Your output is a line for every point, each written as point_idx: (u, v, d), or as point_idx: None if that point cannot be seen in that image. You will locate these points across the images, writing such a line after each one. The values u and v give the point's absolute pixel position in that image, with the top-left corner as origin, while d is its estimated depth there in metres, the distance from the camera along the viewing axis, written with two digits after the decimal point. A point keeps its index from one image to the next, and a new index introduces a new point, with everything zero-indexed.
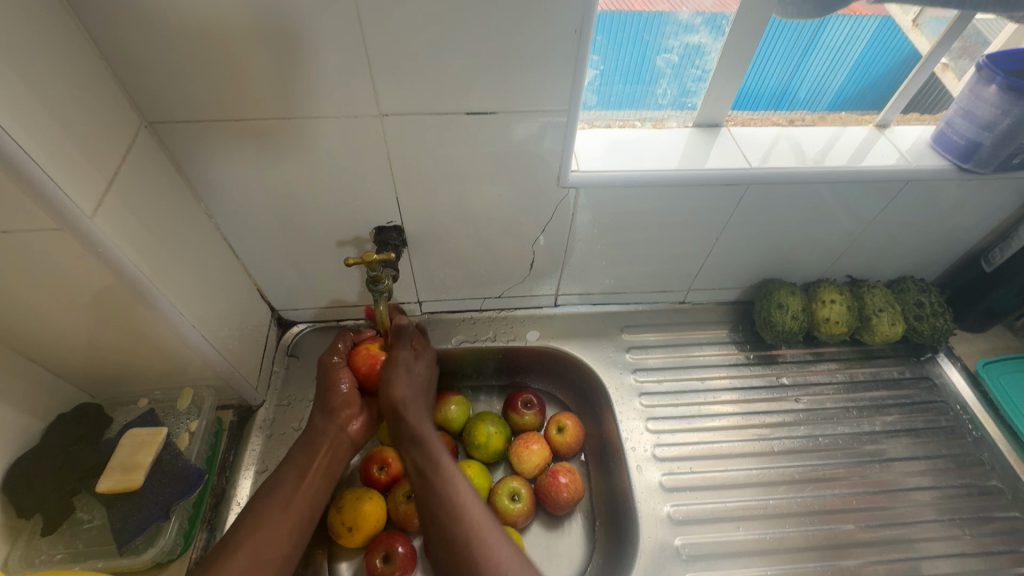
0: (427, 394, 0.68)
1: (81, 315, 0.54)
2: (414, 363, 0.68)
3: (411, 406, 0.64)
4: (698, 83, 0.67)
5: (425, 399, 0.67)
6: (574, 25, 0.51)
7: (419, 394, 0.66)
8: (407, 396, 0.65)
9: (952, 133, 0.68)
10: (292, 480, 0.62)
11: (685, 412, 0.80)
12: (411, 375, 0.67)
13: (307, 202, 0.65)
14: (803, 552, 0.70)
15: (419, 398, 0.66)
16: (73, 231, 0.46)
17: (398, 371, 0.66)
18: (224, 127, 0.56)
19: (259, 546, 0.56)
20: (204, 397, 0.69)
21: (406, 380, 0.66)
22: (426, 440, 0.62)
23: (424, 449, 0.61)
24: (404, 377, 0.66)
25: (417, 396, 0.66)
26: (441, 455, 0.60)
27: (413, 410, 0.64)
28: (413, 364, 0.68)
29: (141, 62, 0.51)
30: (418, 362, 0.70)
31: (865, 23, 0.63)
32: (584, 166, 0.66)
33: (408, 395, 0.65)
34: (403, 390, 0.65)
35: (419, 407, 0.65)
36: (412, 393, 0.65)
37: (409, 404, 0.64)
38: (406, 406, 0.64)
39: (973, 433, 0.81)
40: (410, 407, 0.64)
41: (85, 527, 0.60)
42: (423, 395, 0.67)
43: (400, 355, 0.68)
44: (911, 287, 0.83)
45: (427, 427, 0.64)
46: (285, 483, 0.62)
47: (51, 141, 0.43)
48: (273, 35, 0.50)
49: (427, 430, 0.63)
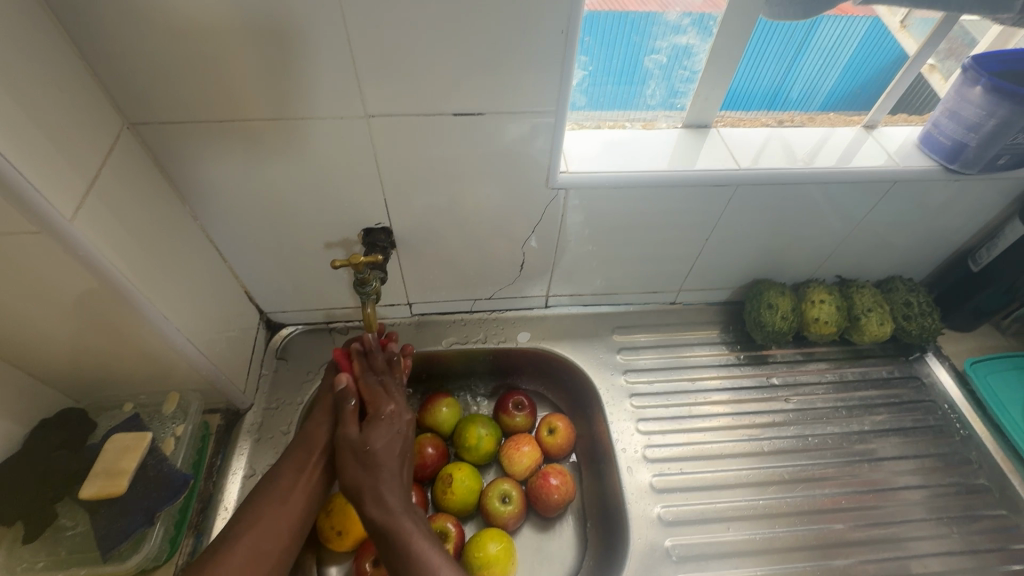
0: (397, 458, 0.61)
1: (63, 319, 0.53)
2: (368, 434, 0.61)
3: (369, 492, 0.58)
4: (687, 84, 0.67)
5: (394, 466, 0.60)
6: (560, 25, 0.51)
7: (383, 468, 0.59)
8: (363, 481, 0.59)
9: (938, 134, 0.68)
10: (291, 474, 0.62)
11: (676, 412, 0.80)
12: (365, 451, 0.60)
13: (294, 204, 0.65)
14: (794, 552, 0.70)
15: (379, 474, 0.59)
16: (52, 234, 0.45)
17: (351, 456, 0.60)
18: (208, 128, 0.56)
19: (260, 538, 0.57)
20: (190, 401, 0.69)
21: (360, 464, 0.60)
22: (394, 531, 0.56)
23: (390, 542, 0.56)
24: (356, 463, 0.60)
25: (380, 467, 0.59)
26: (408, 541, 0.55)
27: (371, 493, 0.58)
28: (366, 437, 0.61)
29: (123, 63, 0.50)
30: (374, 428, 0.61)
31: (854, 25, 0.63)
32: (573, 167, 0.65)
33: (364, 478, 0.59)
34: (359, 477, 0.59)
35: (381, 485, 0.58)
36: (370, 475, 0.59)
37: (366, 486, 0.59)
38: (364, 494, 0.58)
39: (961, 432, 0.81)
40: (369, 492, 0.58)
41: (68, 533, 0.59)
42: (387, 464, 0.60)
43: (349, 434, 0.61)
44: (900, 287, 0.83)
45: (394, 504, 0.57)
46: (285, 476, 0.61)
47: (28, 143, 0.42)
48: (256, 35, 0.49)
49: (390, 514, 0.57)
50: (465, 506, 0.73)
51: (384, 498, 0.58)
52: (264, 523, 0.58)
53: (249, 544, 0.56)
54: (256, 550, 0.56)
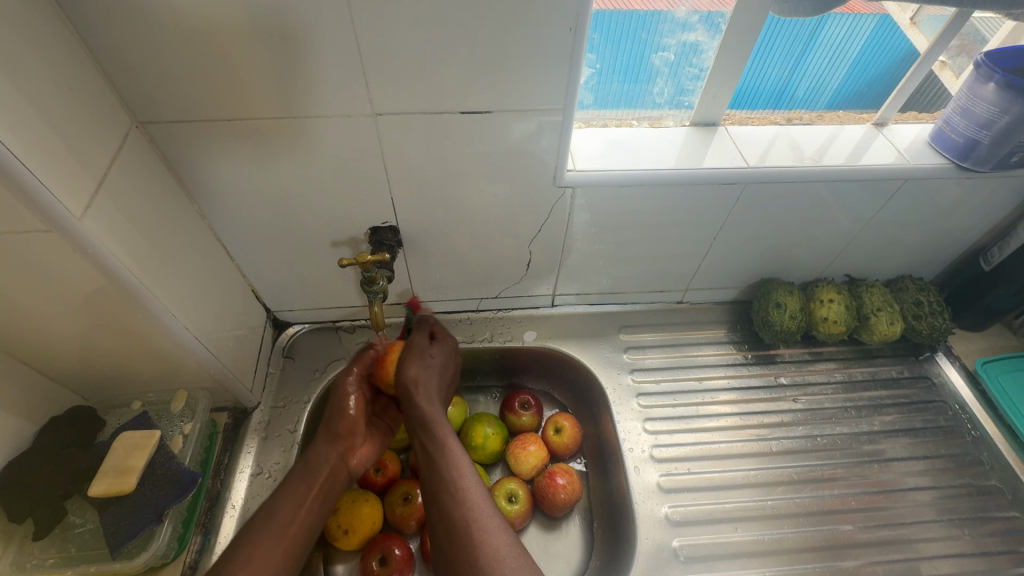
0: (446, 377, 0.68)
1: (72, 317, 0.53)
2: (432, 347, 0.70)
3: (423, 388, 0.65)
4: (695, 81, 0.67)
5: (443, 382, 0.68)
6: (568, 23, 0.51)
7: (434, 375, 0.67)
8: (418, 377, 0.66)
9: (950, 131, 0.67)
10: (291, 503, 0.59)
11: (683, 412, 0.80)
12: (424, 358, 0.68)
13: (301, 203, 0.65)
14: (802, 553, 0.70)
15: (432, 381, 0.66)
16: (62, 232, 0.45)
17: (411, 355, 0.68)
18: (216, 127, 0.56)
19: (260, 572, 0.53)
20: (199, 399, 0.68)
21: (418, 365, 0.67)
22: (436, 423, 0.62)
23: (430, 429, 0.62)
24: (417, 361, 0.67)
25: (429, 380, 0.66)
26: (447, 436, 0.61)
27: (423, 391, 0.65)
28: (431, 349, 0.69)
29: (132, 61, 0.50)
30: (437, 345, 0.70)
31: (862, 23, 0.63)
32: (580, 165, 0.65)
33: (421, 375, 0.66)
34: (417, 371, 0.66)
35: (433, 390, 0.66)
36: (425, 375, 0.66)
37: (421, 383, 0.66)
38: (418, 387, 0.65)
39: (972, 433, 0.80)
40: (421, 389, 0.65)
41: (78, 530, 0.59)
42: (439, 377, 0.68)
43: (415, 340, 0.70)
44: (909, 286, 0.82)
45: (438, 409, 0.64)
46: (284, 506, 0.59)
47: (38, 142, 0.43)
48: (265, 33, 0.49)
49: (436, 412, 0.63)
50: None
51: (432, 400, 0.65)
52: (263, 555, 0.54)
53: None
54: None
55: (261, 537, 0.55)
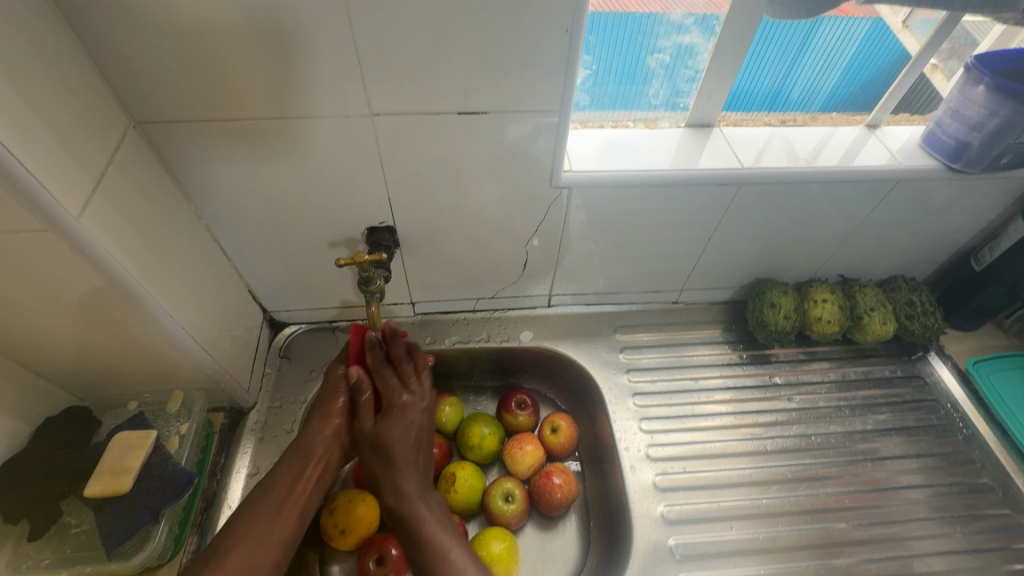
0: (411, 445, 0.63)
1: (68, 317, 0.53)
2: (383, 425, 0.63)
3: (388, 483, 0.61)
4: (690, 83, 0.67)
5: (410, 453, 0.63)
6: (565, 24, 0.51)
7: (400, 460, 0.62)
8: (381, 471, 0.62)
9: (941, 133, 0.68)
10: (282, 487, 0.60)
11: (679, 412, 0.80)
12: (382, 445, 0.62)
13: (298, 203, 0.65)
14: (797, 551, 0.70)
15: (395, 467, 0.61)
16: (59, 232, 0.45)
17: (365, 449, 0.63)
18: (213, 126, 0.56)
19: (252, 553, 0.55)
20: (194, 400, 0.68)
21: (375, 455, 0.62)
22: (412, 517, 0.59)
23: (408, 529, 0.59)
24: (375, 458, 0.62)
25: (395, 454, 0.62)
26: (428, 528, 0.58)
27: (389, 484, 0.61)
28: (380, 430, 0.62)
29: (129, 61, 0.50)
30: (388, 420, 0.63)
31: (856, 26, 0.63)
32: (576, 166, 0.66)
33: (381, 470, 0.62)
34: (377, 470, 0.62)
35: (399, 476, 0.61)
36: (386, 469, 0.62)
37: (384, 478, 0.62)
38: (383, 485, 0.61)
39: (963, 431, 0.81)
40: (387, 482, 0.61)
41: (73, 531, 0.59)
42: (403, 454, 0.62)
43: (365, 427, 0.64)
44: (902, 286, 0.83)
45: (410, 492, 0.61)
46: (275, 489, 0.60)
47: (35, 141, 0.43)
48: (262, 34, 0.49)
49: (406, 500, 0.60)
50: (468, 505, 0.73)
51: (400, 490, 0.61)
52: (256, 534, 0.56)
53: (242, 557, 0.54)
54: (247, 564, 0.54)
55: (252, 525, 0.56)
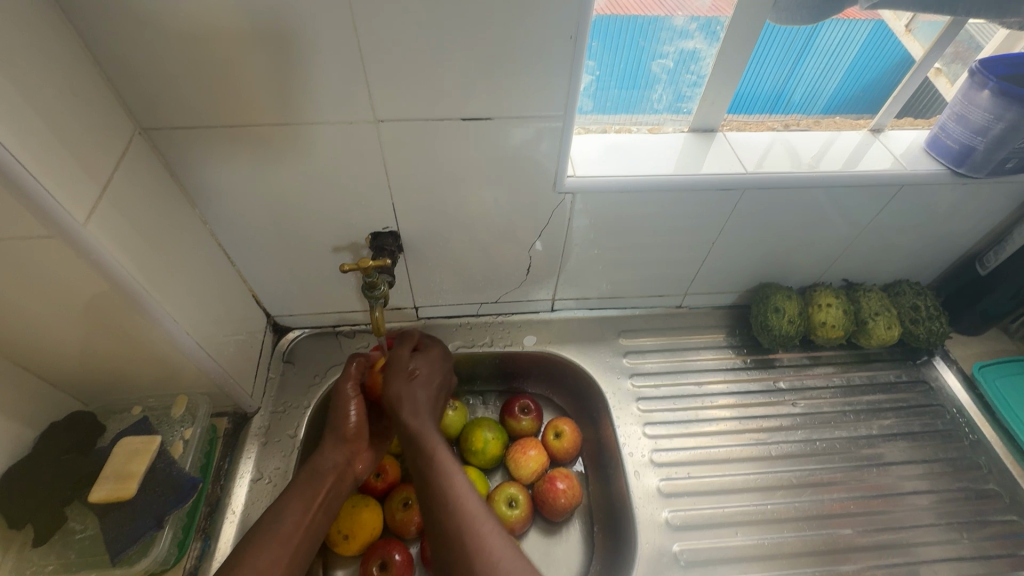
0: (434, 390, 0.67)
1: (74, 322, 0.53)
2: (414, 362, 0.67)
3: (408, 404, 0.63)
4: (693, 88, 0.67)
5: (429, 391, 0.66)
6: (569, 31, 0.51)
7: (422, 391, 0.65)
8: (403, 393, 0.63)
9: (945, 137, 0.68)
10: (297, 509, 0.59)
11: (683, 417, 0.80)
12: (410, 373, 0.66)
13: (302, 209, 0.65)
14: (802, 557, 0.70)
15: (417, 394, 0.64)
16: (66, 239, 0.46)
17: (395, 371, 0.65)
18: (219, 133, 0.56)
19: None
20: (199, 404, 0.68)
21: (404, 377, 0.65)
22: (424, 439, 0.60)
23: (420, 445, 0.60)
24: (402, 378, 0.65)
25: (418, 387, 0.65)
26: (438, 451, 0.59)
27: (410, 406, 0.63)
28: (414, 362, 0.67)
29: (136, 68, 0.50)
30: (421, 359, 0.68)
31: (856, 30, 0.63)
32: (580, 171, 0.66)
33: (404, 390, 0.64)
34: (400, 388, 0.63)
35: (420, 404, 0.64)
36: (410, 390, 0.64)
37: (405, 399, 0.63)
38: (403, 404, 0.62)
39: (969, 436, 0.81)
40: (406, 403, 0.63)
41: (77, 537, 0.59)
42: (425, 388, 0.66)
43: (400, 355, 0.67)
44: (906, 291, 0.83)
45: (426, 422, 0.62)
46: (290, 511, 0.58)
47: (43, 149, 0.43)
48: (269, 41, 0.50)
49: (421, 426, 0.61)
50: None
51: (419, 415, 0.63)
52: (268, 559, 0.54)
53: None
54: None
55: (265, 547, 0.55)
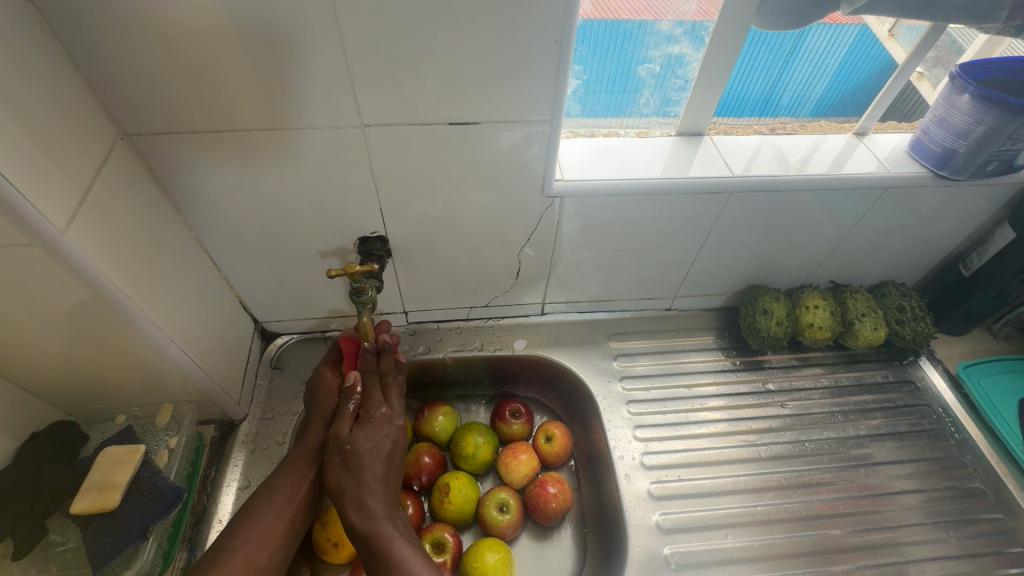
0: (383, 461, 0.59)
1: (55, 331, 0.52)
2: (354, 441, 0.59)
3: (352, 497, 0.57)
4: (680, 93, 0.68)
5: (377, 472, 0.58)
6: (554, 36, 0.52)
7: (366, 471, 0.58)
8: (346, 483, 0.58)
9: (927, 141, 0.69)
10: (289, 486, 0.61)
11: (673, 419, 0.80)
12: (352, 452, 0.58)
13: (290, 215, 0.65)
14: (793, 558, 0.70)
15: (365, 478, 0.58)
16: (45, 246, 0.45)
17: (335, 454, 0.59)
18: (203, 138, 0.56)
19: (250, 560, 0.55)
20: (184, 413, 0.67)
21: (343, 466, 0.58)
22: (377, 537, 0.55)
23: (371, 546, 0.54)
24: (343, 468, 0.58)
25: (365, 464, 0.58)
26: (394, 549, 0.54)
27: (354, 499, 0.57)
28: (352, 438, 0.59)
29: (119, 73, 0.50)
30: (363, 428, 0.60)
31: (844, 33, 0.64)
32: (568, 175, 0.66)
33: (347, 480, 0.58)
34: (342, 480, 0.58)
35: (366, 490, 0.57)
36: (353, 479, 0.57)
37: (348, 490, 0.57)
38: (346, 499, 0.57)
39: (955, 435, 0.81)
40: (351, 496, 0.57)
41: (59, 549, 0.58)
42: (372, 466, 0.58)
43: (341, 430, 0.60)
44: (892, 292, 0.84)
45: (375, 511, 0.56)
46: (279, 492, 0.60)
47: (22, 157, 0.42)
48: (252, 44, 0.49)
49: (370, 520, 0.55)
50: (462, 517, 0.72)
51: (364, 505, 0.56)
52: (260, 534, 0.57)
53: (246, 557, 0.55)
54: (251, 564, 0.55)
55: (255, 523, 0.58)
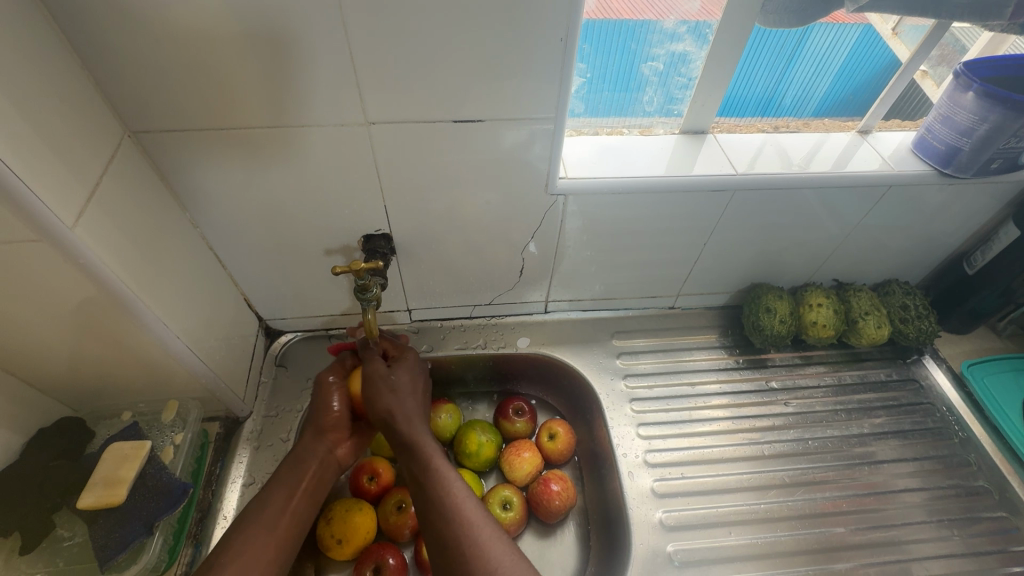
0: (419, 395, 0.65)
1: (62, 327, 0.53)
2: (397, 368, 0.65)
3: (402, 414, 0.61)
4: (683, 91, 0.68)
5: (416, 400, 0.64)
6: (559, 33, 0.52)
7: (410, 398, 0.63)
8: (391, 404, 0.62)
9: (932, 139, 0.69)
10: (281, 498, 0.59)
11: (676, 417, 0.80)
12: (394, 380, 0.64)
13: (294, 213, 0.65)
14: (796, 556, 0.70)
15: (409, 402, 0.63)
16: (53, 242, 0.45)
17: (377, 382, 0.63)
18: (208, 136, 0.56)
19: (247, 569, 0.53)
20: (189, 409, 0.68)
21: (387, 388, 0.63)
22: (422, 449, 0.59)
23: (418, 456, 0.58)
24: (387, 391, 0.63)
25: (406, 394, 0.63)
26: (439, 458, 0.58)
27: (401, 416, 0.61)
28: (396, 371, 0.65)
29: (125, 70, 0.50)
30: (400, 364, 0.66)
31: (846, 33, 0.64)
32: (571, 173, 0.66)
33: (391, 399, 0.62)
34: (388, 400, 0.62)
35: (411, 411, 0.62)
36: (399, 401, 0.62)
37: (394, 408, 0.61)
38: (396, 416, 0.61)
39: (959, 434, 0.81)
40: (398, 414, 0.61)
41: (65, 544, 0.58)
42: (411, 395, 0.64)
43: (379, 366, 0.65)
44: (896, 290, 0.84)
45: (421, 427, 0.61)
46: (274, 499, 0.59)
47: (31, 154, 0.43)
48: (257, 41, 0.49)
49: (419, 432, 0.60)
50: None
51: (412, 423, 0.61)
52: (253, 548, 0.54)
53: (241, 564, 0.53)
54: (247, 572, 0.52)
55: (250, 531, 0.55)
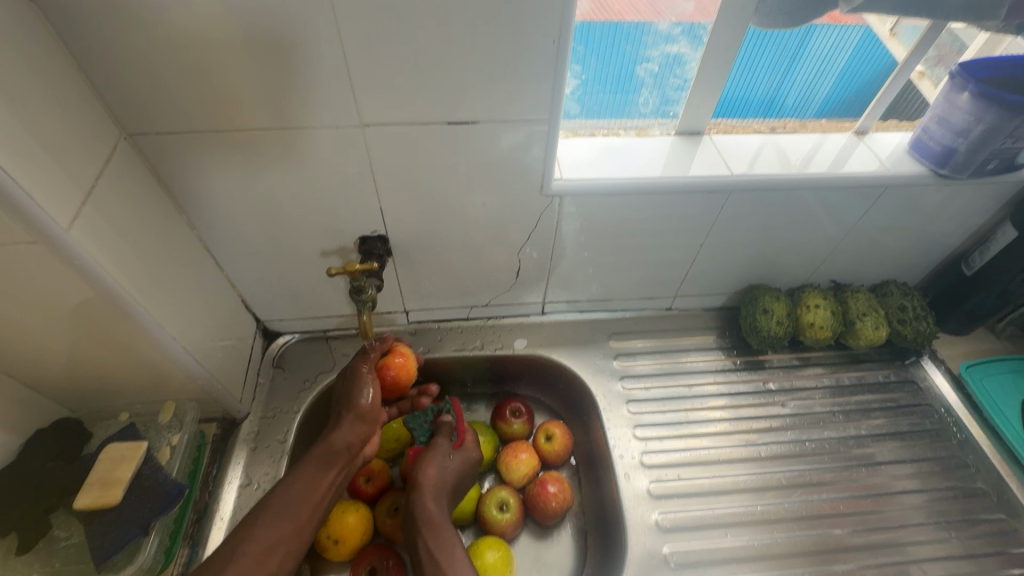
0: (461, 481, 0.67)
1: (60, 329, 0.53)
2: (457, 451, 0.68)
3: (434, 490, 0.64)
4: (679, 92, 0.68)
5: (454, 489, 0.66)
6: (552, 35, 0.52)
7: (450, 482, 0.66)
8: (431, 481, 0.65)
9: (928, 139, 0.69)
10: (306, 487, 0.59)
11: (673, 418, 0.80)
12: (446, 464, 0.67)
13: (291, 216, 0.65)
14: (793, 558, 0.70)
15: (447, 484, 0.65)
16: (48, 244, 0.45)
17: (431, 457, 0.67)
18: (204, 138, 0.56)
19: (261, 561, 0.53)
20: (186, 410, 0.68)
21: (437, 468, 0.66)
22: (438, 534, 0.61)
23: (433, 536, 0.60)
24: (436, 468, 0.66)
25: (449, 478, 0.66)
26: (451, 550, 0.60)
27: (433, 492, 0.64)
28: (454, 453, 0.68)
29: (122, 74, 0.50)
30: (456, 451, 0.69)
31: (848, 34, 0.64)
32: (567, 174, 0.66)
33: (435, 477, 0.65)
34: (431, 476, 0.65)
35: (444, 490, 0.65)
36: (441, 481, 0.65)
37: (432, 485, 0.64)
38: (428, 489, 0.64)
39: (957, 435, 0.81)
40: (431, 492, 0.64)
41: (62, 544, 0.58)
42: (452, 482, 0.66)
43: (438, 444, 0.68)
44: (894, 292, 0.83)
45: (443, 511, 0.63)
46: (298, 487, 0.59)
47: (28, 157, 0.43)
48: (252, 45, 0.50)
49: (442, 517, 0.62)
50: (463, 515, 0.72)
51: (439, 501, 0.64)
52: (267, 539, 0.54)
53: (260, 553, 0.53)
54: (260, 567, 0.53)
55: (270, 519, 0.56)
